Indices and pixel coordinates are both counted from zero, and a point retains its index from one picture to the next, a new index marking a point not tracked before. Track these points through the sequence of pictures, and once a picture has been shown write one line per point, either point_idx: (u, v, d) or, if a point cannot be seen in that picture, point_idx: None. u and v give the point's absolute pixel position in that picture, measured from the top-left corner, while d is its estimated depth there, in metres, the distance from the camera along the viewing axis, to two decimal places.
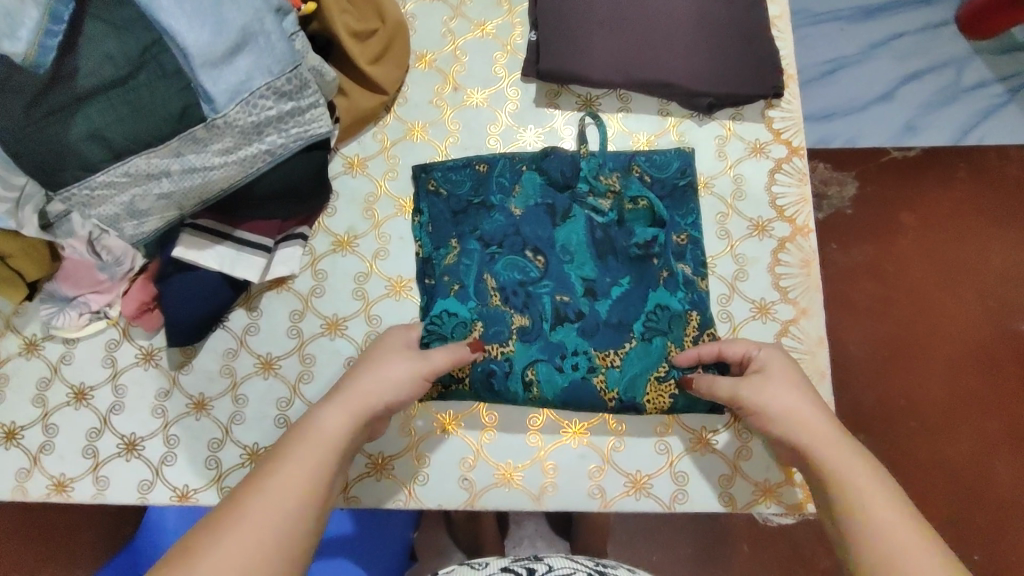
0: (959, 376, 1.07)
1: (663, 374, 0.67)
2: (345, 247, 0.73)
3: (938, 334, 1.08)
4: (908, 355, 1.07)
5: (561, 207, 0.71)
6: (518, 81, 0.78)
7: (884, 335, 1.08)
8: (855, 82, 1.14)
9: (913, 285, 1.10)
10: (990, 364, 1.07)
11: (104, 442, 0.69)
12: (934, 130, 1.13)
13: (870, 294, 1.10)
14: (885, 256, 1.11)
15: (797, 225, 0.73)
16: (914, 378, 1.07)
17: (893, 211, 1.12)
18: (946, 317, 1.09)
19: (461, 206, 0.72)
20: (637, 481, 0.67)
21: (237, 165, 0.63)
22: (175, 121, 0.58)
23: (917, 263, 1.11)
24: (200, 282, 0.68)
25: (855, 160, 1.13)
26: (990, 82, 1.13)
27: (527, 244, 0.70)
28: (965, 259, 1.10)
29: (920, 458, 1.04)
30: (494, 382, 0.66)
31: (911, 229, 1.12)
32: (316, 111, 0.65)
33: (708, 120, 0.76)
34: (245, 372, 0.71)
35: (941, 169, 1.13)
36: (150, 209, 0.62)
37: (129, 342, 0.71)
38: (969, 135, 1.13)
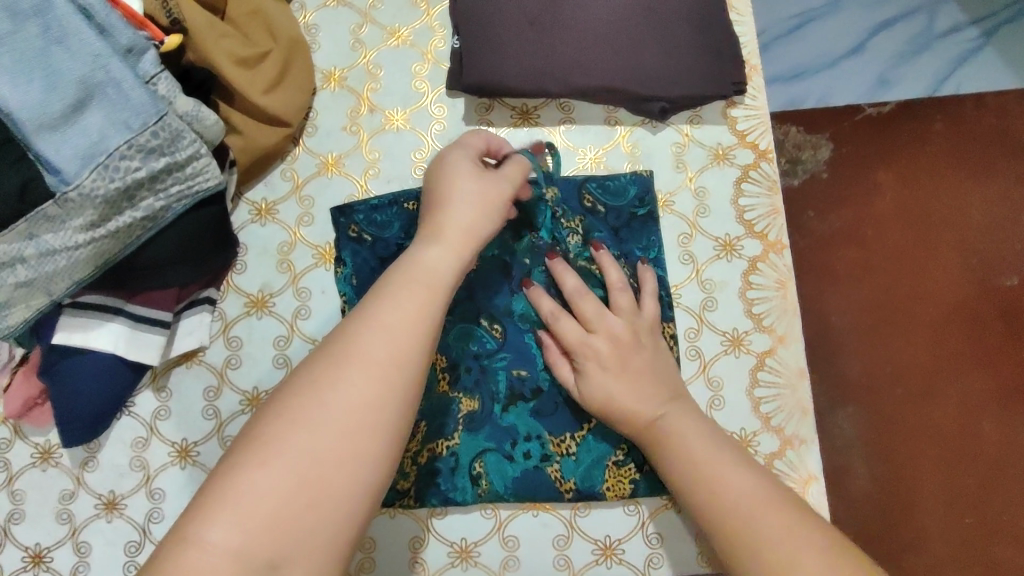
0: (934, 358, 0.75)
1: (621, 459, 0.61)
2: (261, 308, 0.64)
3: (928, 304, 0.76)
4: (885, 330, 0.75)
5: (518, 269, 0.63)
6: (444, 96, 0.68)
7: (870, 309, 0.76)
8: (823, 37, 0.85)
9: (896, 244, 0.78)
10: (962, 354, 0.75)
11: (6, 556, 0.61)
12: (911, 84, 0.83)
13: (847, 263, 0.78)
14: (862, 216, 0.79)
15: (768, 241, 0.64)
16: (892, 356, 0.75)
17: (869, 167, 0.81)
18: (931, 281, 0.77)
19: (389, 251, 0.63)
20: (608, 548, 0.61)
21: (110, 239, 0.53)
22: (17, 199, 0.49)
23: (897, 224, 0.79)
24: (93, 368, 0.59)
25: (827, 119, 0.82)
26: (963, 25, 0.84)
27: (483, 312, 0.62)
28: (943, 216, 0.79)
29: (911, 477, 0.72)
30: (441, 482, 0.60)
31: (887, 187, 0.80)
32: (199, 163, 0.55)
33: (663, 126, 0.67)
34: (159, 464, 0.62)
35: (915, 122, 0.82)
36: (9, 299, 0.53)
37: (22, 440, 0.62)
38: (945, 85, 0.83)
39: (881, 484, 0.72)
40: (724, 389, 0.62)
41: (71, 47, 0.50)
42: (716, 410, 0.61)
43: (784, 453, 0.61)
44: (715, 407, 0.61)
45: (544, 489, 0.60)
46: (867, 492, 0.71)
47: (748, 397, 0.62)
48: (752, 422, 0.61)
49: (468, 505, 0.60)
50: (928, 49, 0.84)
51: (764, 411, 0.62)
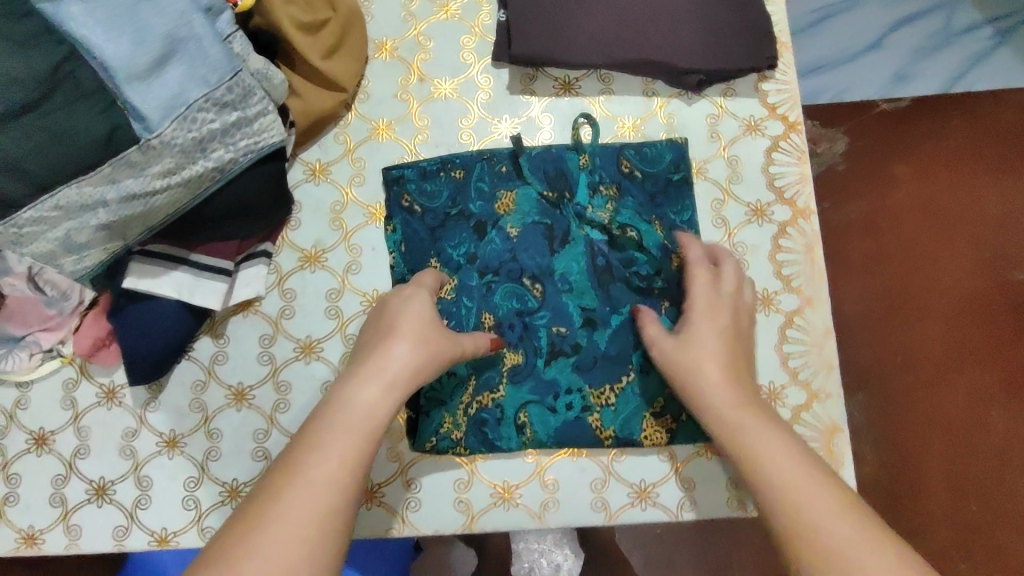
0: (955, 340, 0.77)
1: (659, 411, 0.64)
2: (314, 262, 0.68)
3: (932, 294, 0.80)
4: (900, 315, 0.83)
5: (560, 232, 0.66)
6: (489, 67, 0.71)
7: (880, 298, 0.86)
8: (843, 30, 1.01)
9: (907, 237, 0.85)
10: (992, 337, 0.73)
11: (71, 488, 0.65)
12: (925, 79, 0.96)
13: (862, 253, 0.90)
14: (878, 209, 0.89)
15: (797, 208, 0.68)
16: (911, 333, 0.82)
17: (887, 162, 0.90)
18: (937, 273, 0.80)
19: (439, 220, 0.67)
20: (642, 490, 0.64)
21: (182, 186, 0.57)
22: (102, 146, 0.52)
23: (914, 217, 0.85)
24: (158, 313, 0.63)
25: (844, 114, 1.00)
26: (981, 24, 0.95)
27: (525, 271, 0.66)
28: (958, 207, 0.80)
29: (909, 448, 0.81)
30: (487, 431, 0.64)
31: (905, 182, 0.87)
32: (266, 119, 0.59)
33: (698, 98, 0.70)
34: (217, 405, 0.66)
35: (935, 117, 0.91)
36: (90, 241, 0.56)
37: (88, 380, 0.66)
38: (960, 83, 0.93)
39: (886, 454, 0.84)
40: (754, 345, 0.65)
41: (160, 4, 0.53)
42: None
43: (810, 406, 0.65)
44: None
45: (586, 436, 0.64)
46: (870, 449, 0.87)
47: (777, 353, 0.66)
48: (781, 376, 0.65)
49: (512, 451, 0.64)
50: (948, 46, 0.96)
51: (792, 365, 0.65)
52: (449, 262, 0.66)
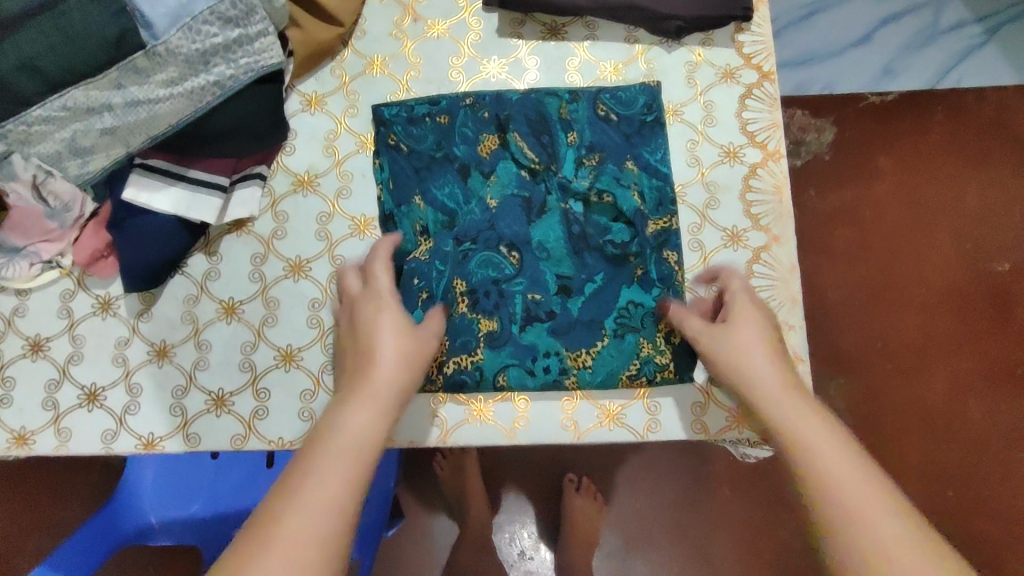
0: (933, 318, 1.08)
1: (635, 372, 0.66)
2: (306, 187, 0.71)
3: (903, 265, 1.09)
4: (883, 301, 1.08)
5: (538, 202, 0.68)
6: (480, 11, 0.74)
7: (861, 279, 1.09)
8: (830, 29, 1.11)
9: (890, 227, 1.10)
10: (963, 306, 1.08)
11: (64, 393, 0.67)
12: (912, 74, 1.11)
13: (847, 239, 1.10)
14: (863, 202, 1.11)
15: (768, 150, 0.71)
16: (889, 320, 1.08)
17: (870, 154, 1.12)
18: (925, 263, 1.09)
19: (424, 162, 0.70)
20: (610, 412, 0.67)
21: (184, 98, 0.60)
22: (111, 49, 0.56)
23: (891, 207, 1.11)
24: (155, 227, 0.65)
25: (833, 106, 1.12)
26: (969, 22, 1.10)
27: (502, 240, 0.66)
28: (936, 200, 1.10)
29: (882, 387, 1.07)
30: (466, 390, 0.66)
31: (888, 172, 1.11)
32: (265, 40, 0.62)
33: (677, 46, 0.74)
34: (206, 318, 0.68)
35: (919, 111, 1.12)
36: (93, 145, 0.60)
37: (84, 291, 0.69)
38: (947, 78, 1.11)
39: (909, 413, 1.07)
40: None
41: None
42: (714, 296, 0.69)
43: None
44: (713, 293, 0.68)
45: None
46: (843, 410, 1.07)
47: None
48: None
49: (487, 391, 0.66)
50: (935, 42, 1.10)
51: (758, 298, 0.68)
52: (433, 203, 0.69)
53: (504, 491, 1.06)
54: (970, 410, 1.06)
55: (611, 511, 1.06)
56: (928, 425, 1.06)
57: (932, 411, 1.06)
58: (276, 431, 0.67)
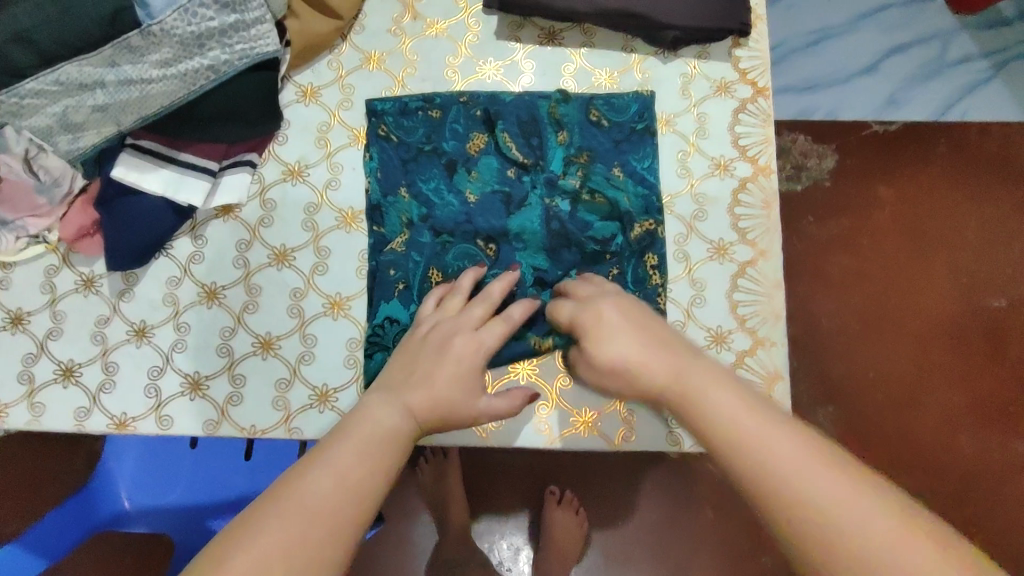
0: (926, 349, 1.07)
1: None
2: (296, 176, 0.71)
3: (900, 295, 1.08)
4: (876, 330, 1.08)
5: (518, 196, 0.69)
6: (479, 13, 0.75)
7: (856, 308, 1.08)
8: (839, 53, 1.11)
9: (887, 257, 1.10)
10: (956, 339, 1.08)
11: (40, 367, 0.67)
12: (916, 105, 1.11)
13: (844, 268, 1.09)
14: (862, 230, 1.10)
15: (759, 165, 0.71)
16: (882, 349, 1.07)
17: (871, 183, 1.11)
18: (920, 294, 1.09)
19: (411, 153, 0.70)
20: (585, 418, 0.66)
21: (177, 80, 0.61)
22: (106, 26, 0.57)
23: (891, 238, 1.10)
24: (143, 206, 0.66)
25: (838, 132, 1.12)
26: (975, 56, 1.11)
27: (479, 233, 0.68)
28: (934, 233, 1.10)
29: (873, 419, 1.06)
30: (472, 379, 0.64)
31: (887, 202, 1.11)
32: (262, 27, 0.62)
33: (673, 57, 0.74)
34: (188, 301, 0.68)
35: (921, 142, 1.12)
36: (85, 122, 0.61)
37: (68, 268, 0.69)
38: (952, 110, 1.11)
39: (900, 446, 1.05)
40: (706, 289, 0.69)
41: None
42: (698, 307, 0.68)
43: (755, 353, 0.67)
44: (696, 304, 0.68)
45: None
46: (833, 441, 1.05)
47: (727, 298, 0.69)
48: (729, 322, 0.68)
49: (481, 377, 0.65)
50: (941, 75, 1.11)
51: (740, 313, 0.68)
52: (418, 195, 0.69)
53: (486, 504, 1.06)
54: (959, 445, 1.05)
55: (593, 529, 1.05)
56: (916, 459, 1.05)
57: (922, 445, 1.05)
58: (249, 418, 0.66)
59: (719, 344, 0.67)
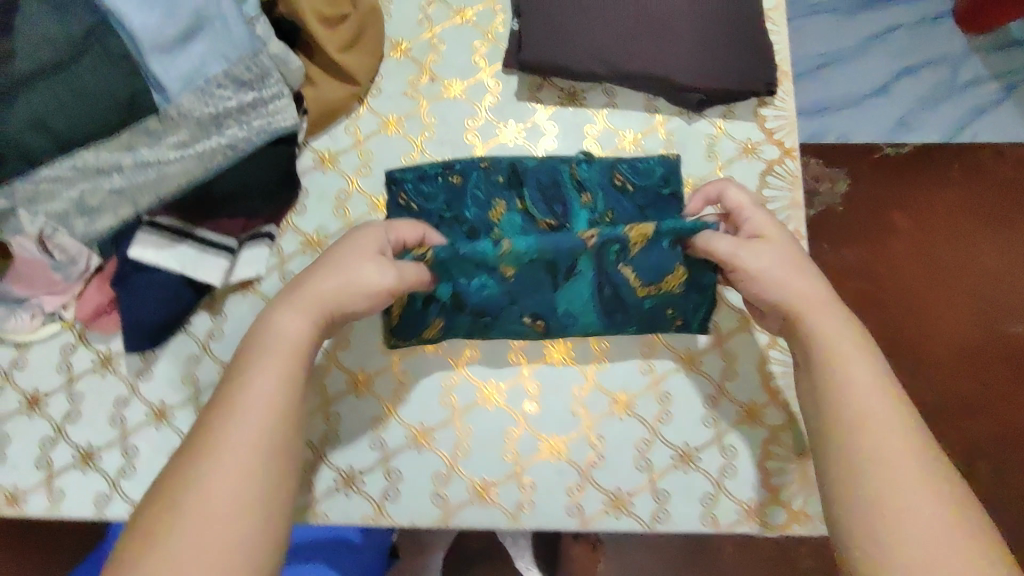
0: (952, 374, 1.04)
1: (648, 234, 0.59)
2: (315, 247, 0.69)
3: (917, 323, 1.05)
4: (893, 357, 1.04)
5: (559, 255, 0.66)
6: (499, 73, 0.73)
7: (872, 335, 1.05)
8: (847, 78, 1.11)
9: (903, 285, 1.06)
10: (982, 365, 1.04)
11: (58, 452, 0.65)
12: (928, 128, 1.10)
13: (860, 296, 1.06)
14: (876, 258, 1.07)
15: (787, 231, 0.70)
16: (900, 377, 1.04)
17: (884, 211, 1.08)
18: (941, 320, 1.05)
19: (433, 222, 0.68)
20: (618, 499, 0.66)
21: (195, 160, 0.58)
22: (124, 111, 0.54)
23: (906, 265, 1.07)
24: (159, 284, 0.64)
25: (847, 156, 1.10)
26: (985, 79, 1.10)
27: (524, 311, 0.65)
28: (951, 258, 1.07)
29: None
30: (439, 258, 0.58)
31: (902, 229, 1.08)
32: (281, 102, 0.60)
33: (698, 117, 0.73)
34: (208, 380, 0.67)
35: (934, 167, 1.09)
36: (101, 205, 0.58)
37: (85, 346, 0.67)
38: (962, 133, 1.10)
39: None
40: (736, 363, 0.69)
41: None
42: (727, 380, 0.68)
43: (787, 429, 0.67)
44: (726, 378, 0.68)
45: (561, 425, 0.67)
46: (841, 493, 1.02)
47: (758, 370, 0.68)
48: (758, 396, 0.68)
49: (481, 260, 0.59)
50: (952, 97, 1.10)
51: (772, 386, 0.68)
52: None
53: None
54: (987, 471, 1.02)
55: None
56: None
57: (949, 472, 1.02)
58: None
59: (750, 420, 0.67)
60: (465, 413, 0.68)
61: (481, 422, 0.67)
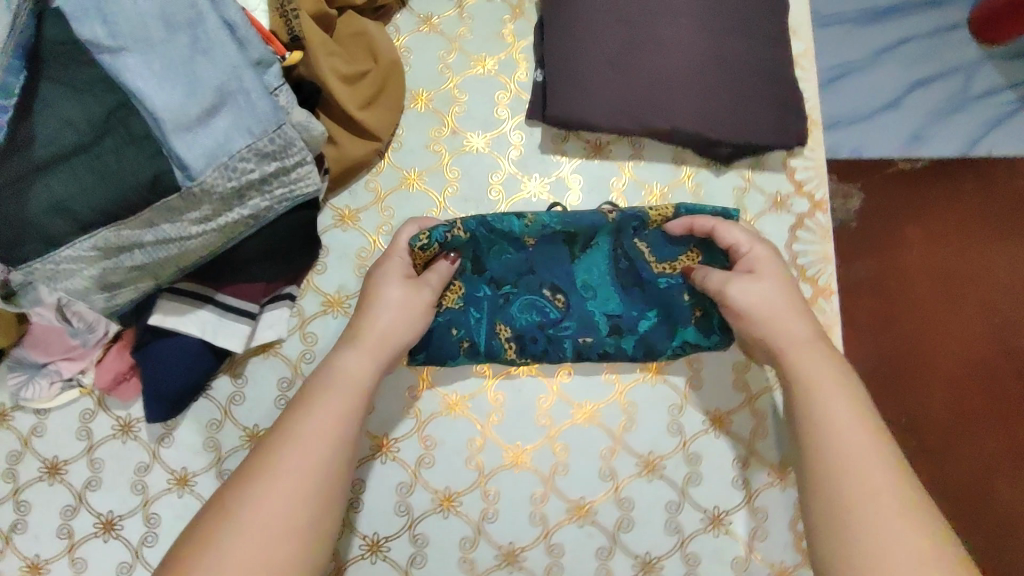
0: (955, 394, 0.82)
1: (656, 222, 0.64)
2: (336, 307, 0.69)
3: (935, 348, 0.83)
4: (910, 378, 0.82)
5: (581, 238, 0.66)
6: (522, 124, 0.72)
7: (886, 357, 0.82)
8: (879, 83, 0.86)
9: (917, 302, 0.84)
10: (986, 383, 0.82)
11: (79, 521, 0.64)
12: (941, 141, 0.85)
13: (875, 315, 0.83)
14: (890, 269, 0.84)
15: (819, 286, 0.69)
16: (925, 402, 0.82)
17: (898, 220, 0.85)
18: (944, 335, 0.83)
19: None
20: (647, 562, 0.65)
21: (217, 232, 0.58)
22: (147, 192, 0.52)
23: (922, 281, 0.84)
24: (180, 350, 0.62)
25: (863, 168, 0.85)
26: (1002, 88, 0.86)
27: (545, 283, 0.66)
28: (970, 274, 0.85)
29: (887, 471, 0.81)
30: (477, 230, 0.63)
31: (916, 243, 0.85)
32: (303, 169, 0.59)
33: (726, 169, 0.72)
34: (230, 446, 0.66)
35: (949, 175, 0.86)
36: (122, 280, 0.57)
37: (104, 412, 0.66)
38: (980, 146, 0.85)
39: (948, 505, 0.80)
40: (767, 421, 0.68)
41: (213, 56, 0.54)
42: (760, 440, 0.68)
43: None
44: (758, 437, 0.68)
45: (589, 488, 0.66)
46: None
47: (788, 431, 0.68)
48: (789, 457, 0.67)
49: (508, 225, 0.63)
50: (965, 107, 0.86)
51: None
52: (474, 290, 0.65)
53: None
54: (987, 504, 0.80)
55: None
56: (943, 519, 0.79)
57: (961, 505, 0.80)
58: None
59: (783, 482, 0.67)
60: (490, 476, 0.66)
61: (508, 484, 0.66)
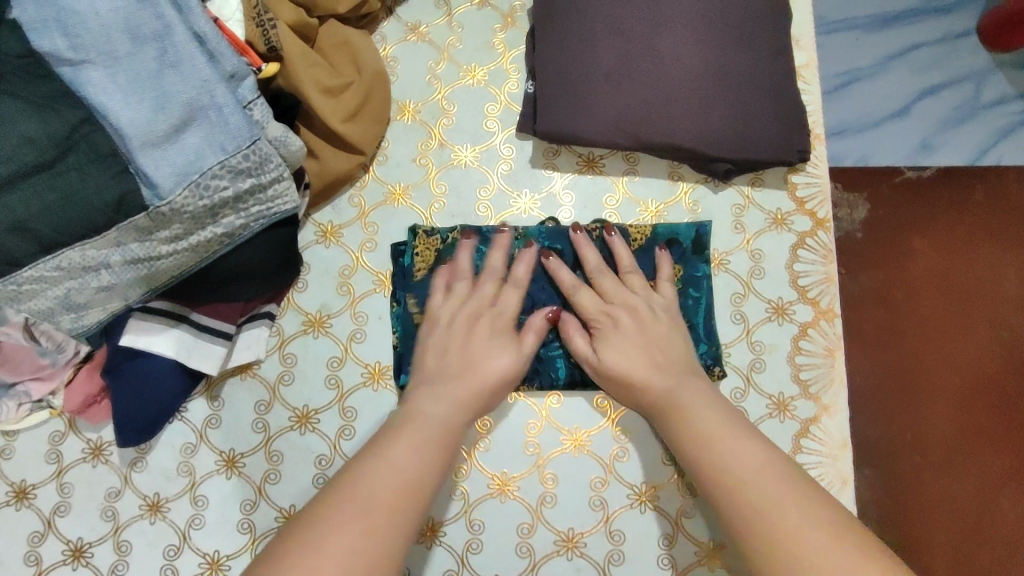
0: (961, 409, 0.71)
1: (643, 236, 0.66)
2: (318, 327, 0.66)
3: (942, 359, 0.72)
4: (918, 392, 0.71)
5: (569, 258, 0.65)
6: (513, 137, 0.70)
7: (890, 367, 0.71)
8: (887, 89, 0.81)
9: (923, 311, 0.73)
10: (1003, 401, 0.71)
11: (47, 548, 0.62)
12: (952, 149, 0.80)
13: (881, 324, 0.72)
14: (894, 275, 0.74)
15: (821, 309, 0.68)
16: (936, 419, 0.70)
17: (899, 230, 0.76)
18: (948, 347, 0.73)
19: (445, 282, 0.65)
20: None
21: (188, 252, 0.55)
22: (112, 210, 0.50)
23: (928, 291, 0.74)
24: (152, 372, 0.60)
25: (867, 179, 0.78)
26: (1012, 98, 0.81)
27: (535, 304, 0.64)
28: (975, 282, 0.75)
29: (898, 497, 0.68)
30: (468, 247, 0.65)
31: (920, 254, 0.75)
32: (280, 186, 0.56)
33: (725, 186, 0.69)
34: (204, 471, 0.63)
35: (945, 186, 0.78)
36: (88, 301, 0.54)
37: (75, 435, 0.64)
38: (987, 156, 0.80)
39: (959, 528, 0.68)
40: None
41: (183, 69, 0.51)
42: None
43: None
44: None
45: (579, 519, 0.63)
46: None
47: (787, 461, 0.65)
48: None
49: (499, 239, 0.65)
50: (975, 117, 0.81)
51: None
52: None
53: None
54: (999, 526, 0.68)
55: None
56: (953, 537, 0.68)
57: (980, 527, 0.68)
58: None
59: None
60: (476, 506, 0.63)
61: (494, 515, 0.63)
